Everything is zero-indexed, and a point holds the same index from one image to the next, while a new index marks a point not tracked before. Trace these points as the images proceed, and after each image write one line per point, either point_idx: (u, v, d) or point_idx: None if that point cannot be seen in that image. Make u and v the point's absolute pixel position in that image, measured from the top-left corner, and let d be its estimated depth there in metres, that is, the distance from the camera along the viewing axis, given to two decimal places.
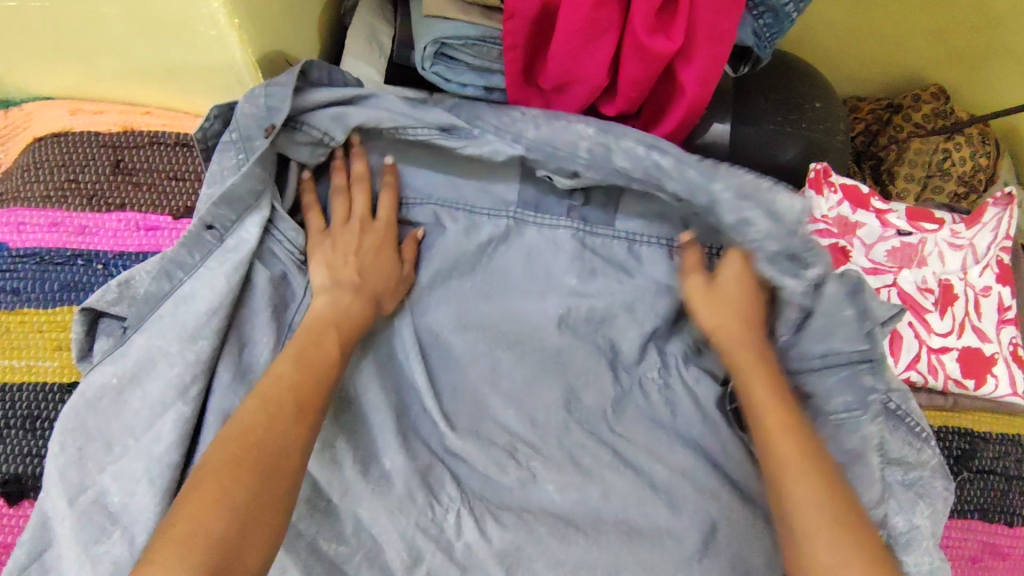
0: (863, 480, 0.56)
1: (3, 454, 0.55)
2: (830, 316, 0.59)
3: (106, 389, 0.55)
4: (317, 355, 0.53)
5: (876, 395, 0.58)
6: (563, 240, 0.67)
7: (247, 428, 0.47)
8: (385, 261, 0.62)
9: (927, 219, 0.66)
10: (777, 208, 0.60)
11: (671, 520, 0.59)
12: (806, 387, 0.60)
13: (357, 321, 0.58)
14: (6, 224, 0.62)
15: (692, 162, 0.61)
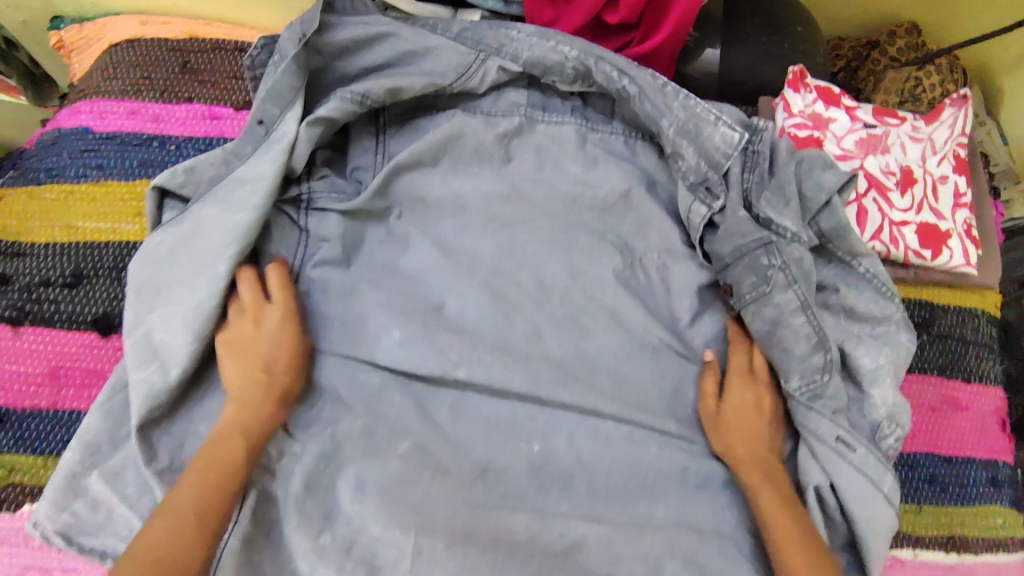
0: (791, 333, 0.64)
1: (94, 298, 0.65)
2: (729, 224, 0.68)
3: (162, 246, 0.62)
4: (224, 459, 0.54)
5: (775, 270, 0.65)
6: (570, 134, 0.75)
7: (158, 545, 0.49)
8: (292, 338, 0.62)
9: (892, 115, 0.75)
10: (708, 145, 0.71)
11: (661, 365, 0.69)
12: (748, 260, 0.66)
13: (264, 405, 0.58)
14: (90, 112, 0.71)
15: (651, 94, 0.70)
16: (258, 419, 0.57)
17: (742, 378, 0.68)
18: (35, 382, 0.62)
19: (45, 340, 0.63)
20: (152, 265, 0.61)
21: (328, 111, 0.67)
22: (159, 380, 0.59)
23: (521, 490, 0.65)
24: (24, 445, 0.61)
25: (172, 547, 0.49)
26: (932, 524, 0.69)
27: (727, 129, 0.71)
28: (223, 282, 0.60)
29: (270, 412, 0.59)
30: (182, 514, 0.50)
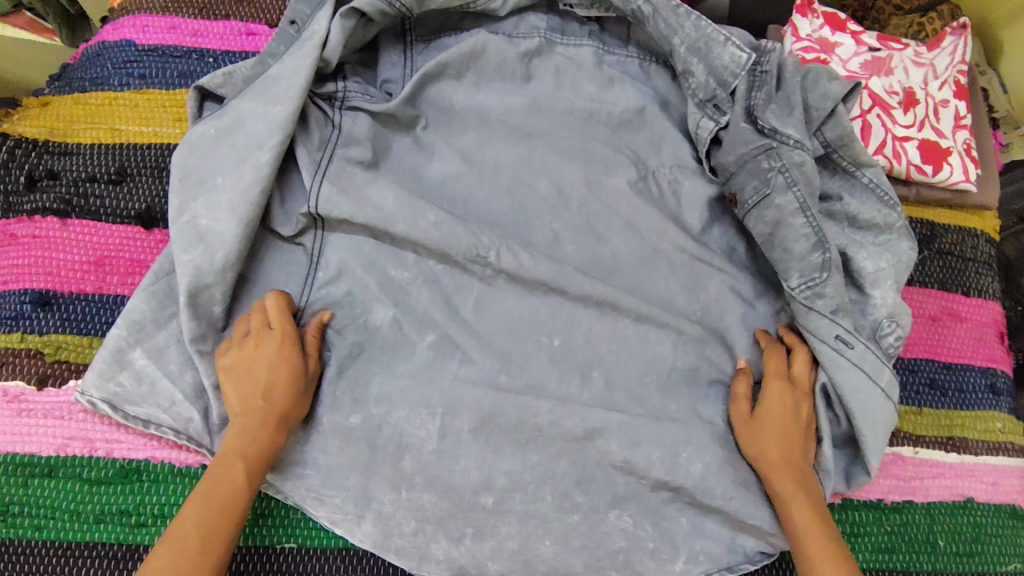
0: (792, 234, 0.67)
1: (137, 194, 0.68)
2: (735, 135, 0.72)
3: (203, 137, 0.66)
4: (224, 498, 0.56)
5: (776, 173, 0.69)
6: (587, 55, 0.78)
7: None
8: (290, 374, 0.61)
9: (895, 40, 0.79)
10: (717, 64, 0.74)
11: (672, 271, 0.72)
12: (752, 167, 0.70)
13: (261, 444, 0.59)
14: (132, 27, 0.75)
15: (665, 13, 0.74)
16: (257, 451, 0.58)
17: (782, 381, 0.65)
18: (81, 269, 0.66)
19: (91, 231, 0.67)
20: (195, 154, 0.65)
21: (361, 4, 0.68)
22: (206, 260, 0.62)
23: (543, 380, 0.68)
24: (71, 325, 0.64)
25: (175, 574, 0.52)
26: (932, 424, 0.72)
27: (737, 48, 0.73)
28: (265, 168, 0.64)
29: (271, 437, 0.59)
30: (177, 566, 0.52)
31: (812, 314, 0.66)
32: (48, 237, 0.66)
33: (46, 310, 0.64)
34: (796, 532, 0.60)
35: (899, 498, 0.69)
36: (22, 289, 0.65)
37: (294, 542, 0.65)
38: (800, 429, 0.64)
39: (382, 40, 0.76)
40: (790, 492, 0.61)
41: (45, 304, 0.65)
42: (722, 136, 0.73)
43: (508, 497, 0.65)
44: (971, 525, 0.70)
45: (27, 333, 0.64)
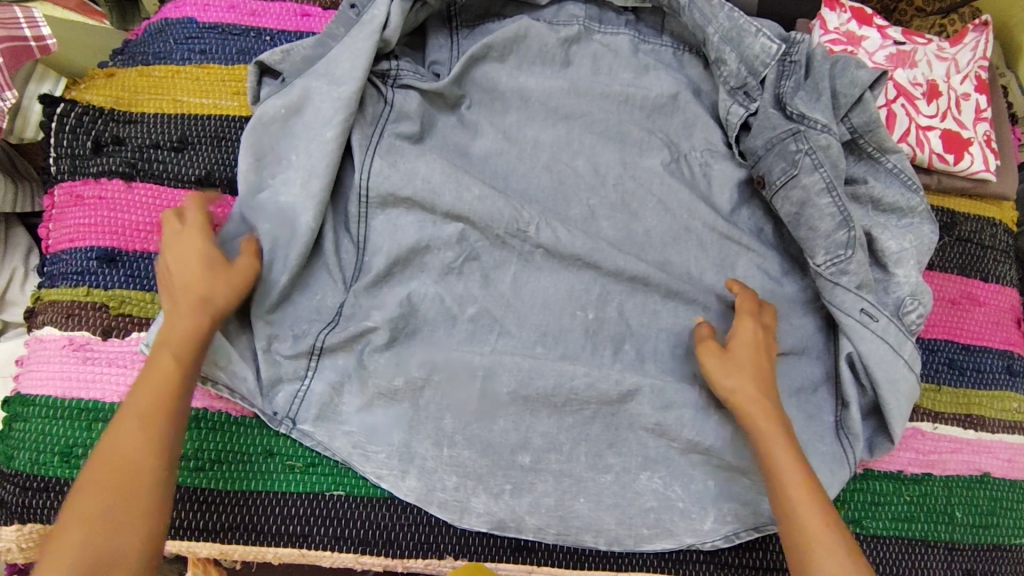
0: (817, 214, 0.69)
1: (198, 161, 0.72)
2: (764, 121, 0.75)
3: (274, 116, 0.69)
4: (153, 386, 0.56)
5: (803, 155, 0.71)
6: (624, 43, 0.83)
7: (109, 459, 0.53)
8: (206, 256, 0.61)
9: (919, 36, 0.83)
10: (749, 53, 0.77)
11: (702, 248, 0.75)
12: (781, 149, 0.72)
13: (183, 334, 0.58)
14: (195, 5, 0.79)
15: (700, 4, 0.77)
16: (182, 333, 0.58)
17: (753, 321, 0.66)
18: (145, 229, 0.69)
19: (154, 195, 0.71)
20: (268, 135, 0.69)
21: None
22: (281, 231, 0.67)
23: (579, 348, 0.70)
24: (134, 281, 0.68)
25: (116, 458, 0.54)
26: (950, 402, 0.75)
27: (768, 39, 0.77)
28: (335, 145, 0.68)
29: (196, 323, 0.59)
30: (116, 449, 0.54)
31: (841, 287, 0.68)
32: (114, 198, 0.70)
33: (111, 266, 0.68)
34: (772, 463, 0.59)
35: (918, 471, 0.72)
36: (89, 247, 0.69)
37: (341, 491, 0.67)
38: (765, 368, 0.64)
39: (429, 24, 0.80)
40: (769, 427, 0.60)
41: (110, 260, 0.68)
42: (751, 122, 0.77)
43: (545, 456, 0.67)
44: (987, 498, 0.72)
45: (93, 287, 0.67)
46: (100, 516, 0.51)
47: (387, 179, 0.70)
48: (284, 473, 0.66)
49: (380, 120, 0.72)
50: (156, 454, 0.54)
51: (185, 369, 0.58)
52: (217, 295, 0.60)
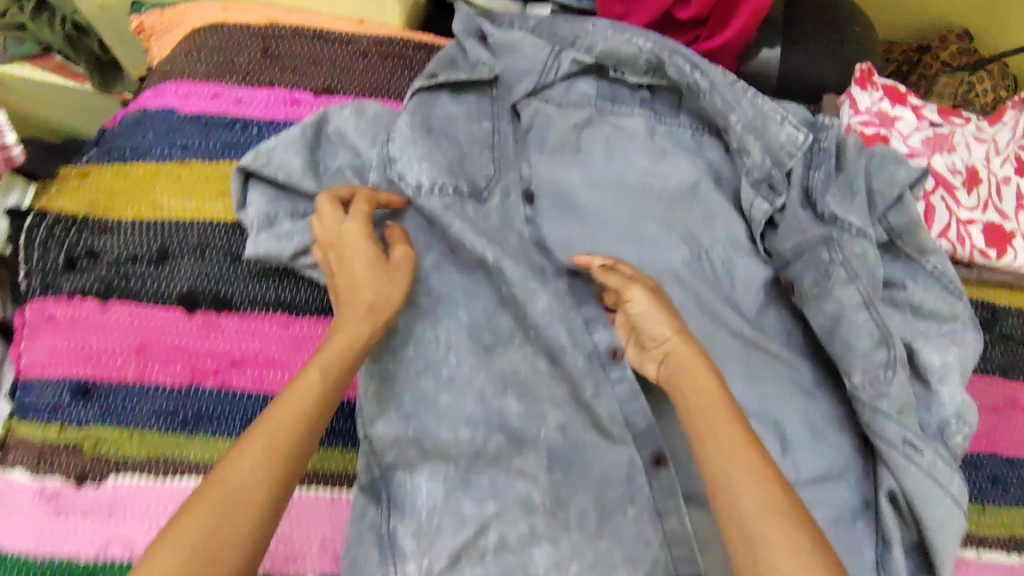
0: (853, 331, 0.63)
1: (179, 275, 0.66)
2: (791, 222, 0.69)
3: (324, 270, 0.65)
4: (304, 401, 0.49)
5: (837, 266, 0.65)
6: (639, 124, 0.77)
7: (234, 477, 0.44)
8: (365, 247, 0.59)
9: (956, 115, 0.77)
10: (774, 143, 0.72)
11: (727, 362, 0.69)
12: (812, 257, 0.66)
13: (341, 356, 0.53)
14: (175, 93, 0.73)
15: (723, 90, 0.72)
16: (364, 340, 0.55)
17: (365, 214, 0.60)
18: (122, 355, 0.64)
19: (132, 315, 0.65)
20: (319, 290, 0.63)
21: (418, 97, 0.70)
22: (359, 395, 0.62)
23: (594, 475, 0.63)
24: (110, 417, 0.62)
25: (238, 482, 0.44)
26: (994, 523, 0.69)
27: (792, 128, 0.71)
28: None
29: (363, 347, 0.55)
30: (264, 470, 0.45)
31: (881, 415, 0.63)
32: (88, 320, 0.64)
33: (85, 401, 0.62)
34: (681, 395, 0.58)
35: None
36: (61, 378, 0.63)
37: None
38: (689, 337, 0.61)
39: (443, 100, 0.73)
40: (706, 396, 0.56)
41: (85, 394, 0.63)
42: (778, 220, 0.70)
43: None
44: None
45: (66, 426, 0.62)
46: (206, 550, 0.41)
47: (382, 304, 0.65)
48: None
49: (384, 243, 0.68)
50: (288, 473, 0.47)
51: (341, 390, 0.53)
52: (392, 292, 0.58)
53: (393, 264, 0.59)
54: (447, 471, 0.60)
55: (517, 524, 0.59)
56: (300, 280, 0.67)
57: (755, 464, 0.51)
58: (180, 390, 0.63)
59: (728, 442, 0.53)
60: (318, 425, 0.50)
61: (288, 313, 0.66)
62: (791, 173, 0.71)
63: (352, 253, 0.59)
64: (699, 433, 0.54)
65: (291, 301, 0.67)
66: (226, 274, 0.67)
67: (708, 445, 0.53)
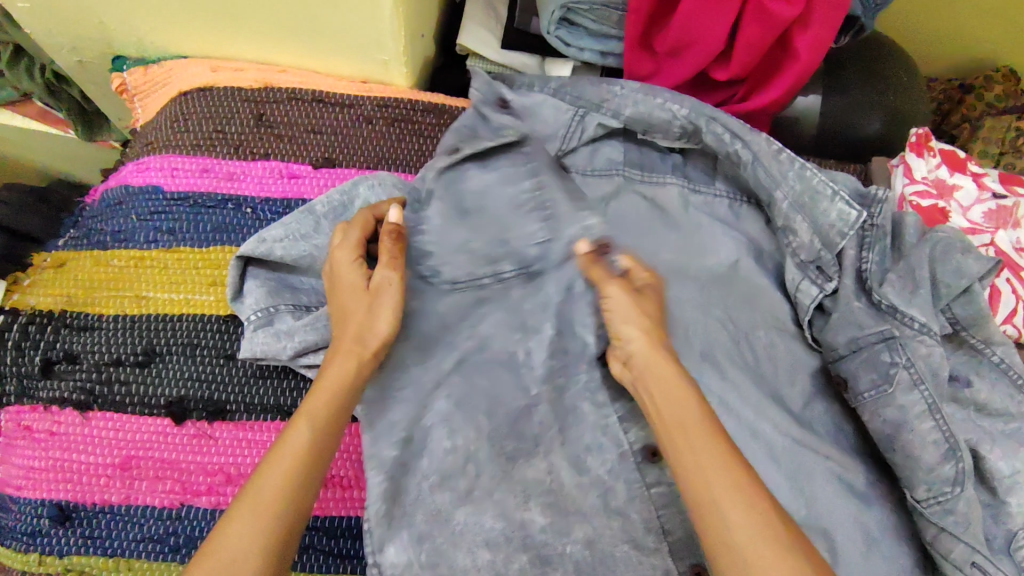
0: (917, 442, 0.57)
1: (168, 379, 0.60)
2: (843, 311, 0.63)
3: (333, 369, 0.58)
4: (287, 457, 0.46)
5: (899, 368, 0.59)
6: (672, 194, 0.70)
7: (220, 552, 0.42)
8: (347, 277, 0.54)
9: (1020, 184, 0.70)
10: (823, 222, 0.65)
11: (774, 467, 0.62)
12: (868, 355, 0.60)
13: (329, 402, 0.49)
14: (159, 169, 0.66)
15: (765, 163, 0.65)
16: (348, 379, 0.50)
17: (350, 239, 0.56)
18: (105, 473, 0.57)
19: (115, 426, 0.58)
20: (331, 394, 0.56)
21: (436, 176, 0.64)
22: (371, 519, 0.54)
23: None
24: (93, 546, 0.56)
25: (221, 557, 0.41)
26: None
27: (845, 204, 0.64)
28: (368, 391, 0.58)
29: (356, 384, 0.51)
30: (254, 535, 0.42)
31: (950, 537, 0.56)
32: (67, 434, 0.58)
33: (66, 527, 0.56)
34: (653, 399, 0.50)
35: None
36: (39, 500, 0.57)
37: None
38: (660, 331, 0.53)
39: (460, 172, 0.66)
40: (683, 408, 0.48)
41: (65, 519, 0.56)
42: (830, 307, 0.64)
43: None
44: None
45: (47, 555, 0.56)
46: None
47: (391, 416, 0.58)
48: None
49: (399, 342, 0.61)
50: (283, 534, 0.43)
51: (336, 435, 0.48)
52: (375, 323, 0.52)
53: (377, 286, 0.53)
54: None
55: None
56: (302, 381, 0.61)
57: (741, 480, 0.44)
58: (170, 513, 0.57)
59: (701, 445, 0.46)
60: (311, 476, 0.46)
61: (289, 420, 0.60)
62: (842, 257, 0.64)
63: (341, 288, 0.54)
64: (680, 445, 0.47)
65: (291, 406, 0.60)
66: (219, 376, 0.60)
67: (684, 455, 0.46)
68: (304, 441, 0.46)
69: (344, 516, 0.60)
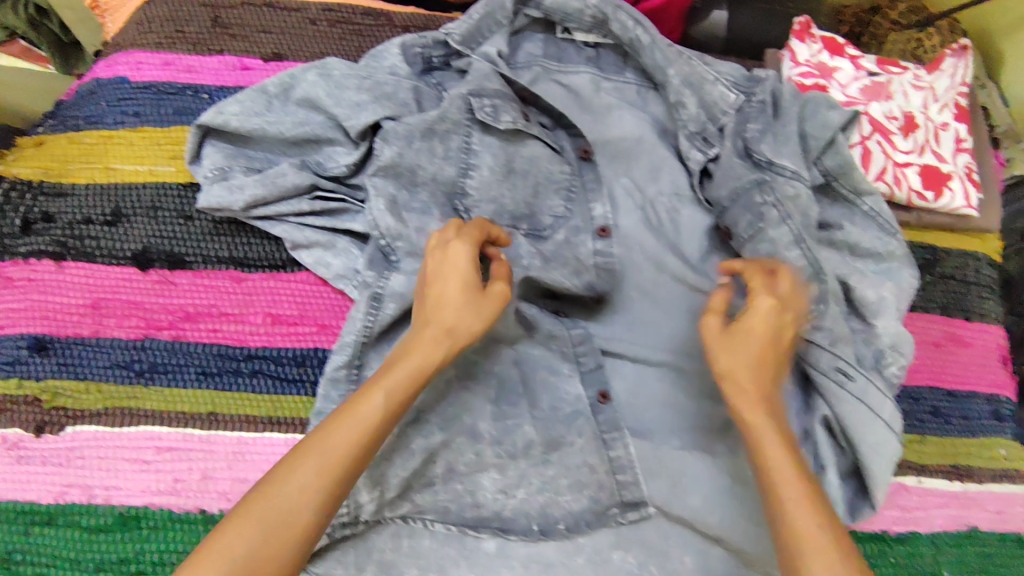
0: (785, 269, 0.66)
1: (133, 235, 0.68)
2: (726, 168, 0.71)
3: (280, 225, 0.68)
4: (358, 424, 0.49)
5: (769, 208, 0.67)
6: (584, 81, 0.79)
7: (279, 493, 0.46)
8: (461, 270, 0.56)
9: (894, 64, 0.78)
10: (709, 99, 0.74)
11: (669, 306, 0.72)
12: (747, 201, 0.69)
13: (408, 380, 0.52)
14: (127, 63, 0.75)
15: (661, 46, 0.74)
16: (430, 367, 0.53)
17: (472, 240, 0.57)
18: (78, 311, 0.66)
19: (88, 274, 0.67)
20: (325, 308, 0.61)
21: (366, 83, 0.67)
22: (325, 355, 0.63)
23: (542, 412, 0.66)
24: (67, 371, 0.64)
25: (279, 498, 0.46)
26: (935, 453, 0.72)
27: (726, 88, 0.73)
28: (308, 244, 0.67)
29: (431, 371, 0.53)
30: (310, 489, 0.47)
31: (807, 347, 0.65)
32: (43, 280, 0.66)
33: (43, 356, 0.65)
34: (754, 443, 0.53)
35: (904, 530, 0.69)
36: (19, 334, 0.65)
37: None
38: (777, 352, 0.57)
39: (390, 53, 0.72)
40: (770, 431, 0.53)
41: (43, 348, 0.65)
42: (713, 170, 0.73)
43: (510, 541, 0.63)
44: (977, 555, 0.69)
45: (25, 379, 0.64)
46: (249, 556, 0.44)
47: (326, 261, 0.67)
48: None
49: (332, 200, 0.68)
50: (334, 493, 0.47)
51: (401, 413, 0.51)
52: (465, 327, 0.54)
53: (488, 294, 0.56)
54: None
55: (465, 452, 0.64)
56: (252, 236, 0.69)
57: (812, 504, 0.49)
58: (135, 344, 0.65)
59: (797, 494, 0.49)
60: (370, 448, 0.49)
61: (241, 269, 0.68)
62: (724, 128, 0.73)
63: (445, 270, 0.56)
64: (767, 456, 0.52)
65: (243, 257, 0.68)
66: (178, 233, 0.68)
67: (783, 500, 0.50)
68: (377, 412, 0.50)
69: (292, 348, 0.67)
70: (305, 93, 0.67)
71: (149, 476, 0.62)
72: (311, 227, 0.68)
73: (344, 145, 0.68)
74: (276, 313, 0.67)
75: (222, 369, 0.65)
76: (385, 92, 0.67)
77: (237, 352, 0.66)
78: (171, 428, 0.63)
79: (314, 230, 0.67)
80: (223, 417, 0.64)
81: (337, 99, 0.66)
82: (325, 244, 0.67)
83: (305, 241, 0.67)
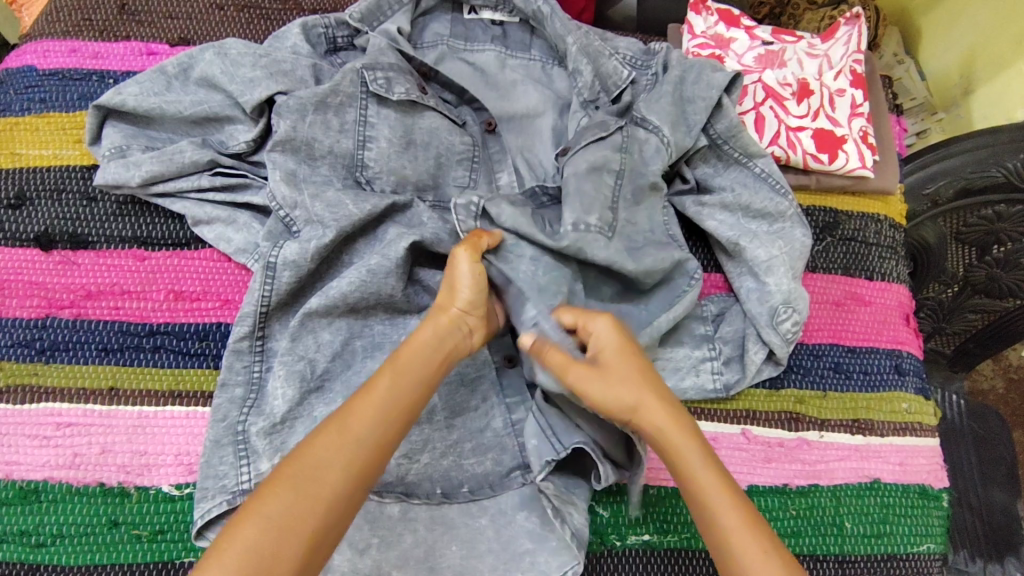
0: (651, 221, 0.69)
1: (37, 217, 0.69)
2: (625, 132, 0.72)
3: (181, 202, 0.69)
4: (375, 399, 0.52)
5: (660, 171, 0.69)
6: (489, 57, 0.80)
7: (309, 463, 0.48)
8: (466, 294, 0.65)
9: (788, 34, 0.83)
10: (604, 70, 0.75)
11: None
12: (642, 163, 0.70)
13: (420, 361, 0.55)
14: (34, 52, 0.76)
15: (558, 17, 0.76)
16: (430, 339, 0.56)
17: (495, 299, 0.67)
18: None
19: None
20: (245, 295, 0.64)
21: (264, 61, 0.69)
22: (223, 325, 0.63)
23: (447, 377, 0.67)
24: None
25: (310, 465, 0.48)
26: (836, 407, 0.74)
27: (619, 63, 0.75)
28: (208, 218, 0.68)
29: (440, 349, 0.56)
30: (337, 456, 0.49)
31: None
32: None
33: None
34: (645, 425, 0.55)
35: (805, 483, 0.70)
36: None
37: (196, 556, 0.61)
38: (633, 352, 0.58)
39: (291, 33, 0.73)
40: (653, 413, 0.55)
41: None
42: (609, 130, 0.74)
43: (413, 505, 0.64)
44: (879, 505, 0.71)
45: None
46: (283, 520, 0.46)
47: (228, 235, 0.68)
48: (130, 543, 0.61)
49: (232, 175, 0.69)
50: (359, 462, 0.49)
51: (411, 393, 0.53)
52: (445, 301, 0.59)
53: None
54: (302, 374, 0.62)
55: None
56: (155, 216, 0.70)
57: (727, 491, 0.52)
58: (36, 323, 0.66)
59: (687, 459, 0.53)
60: (394, 419, 0.52)
61: (144, 248, 0.69)
62: (620, 99, 0.75)
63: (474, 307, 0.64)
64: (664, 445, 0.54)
65: (146, 236, 0.69)
66: (81, 214, 0.69)
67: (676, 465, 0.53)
68: (390, 389, 0.52)
69: (193, 323, 0.67)
70: (204, 71, 0.69)
71: (48, 451, 0.62)
72: (212, 203, 0.69)
73: (244, 123, 0.70)
74: (178, 290, 0.68)
75: (124, 345, 0.66)
76: (281, 68, 0.69)
77: (139, 328, 0.67)
78: (72, 404, 0.64)
79: (216, 206, 0.69)
80: (123, 393, 0.65)
81: (236, 75, 0.68)
82: (224, 219, 0.68)
83: (204, 217, 0.68)
